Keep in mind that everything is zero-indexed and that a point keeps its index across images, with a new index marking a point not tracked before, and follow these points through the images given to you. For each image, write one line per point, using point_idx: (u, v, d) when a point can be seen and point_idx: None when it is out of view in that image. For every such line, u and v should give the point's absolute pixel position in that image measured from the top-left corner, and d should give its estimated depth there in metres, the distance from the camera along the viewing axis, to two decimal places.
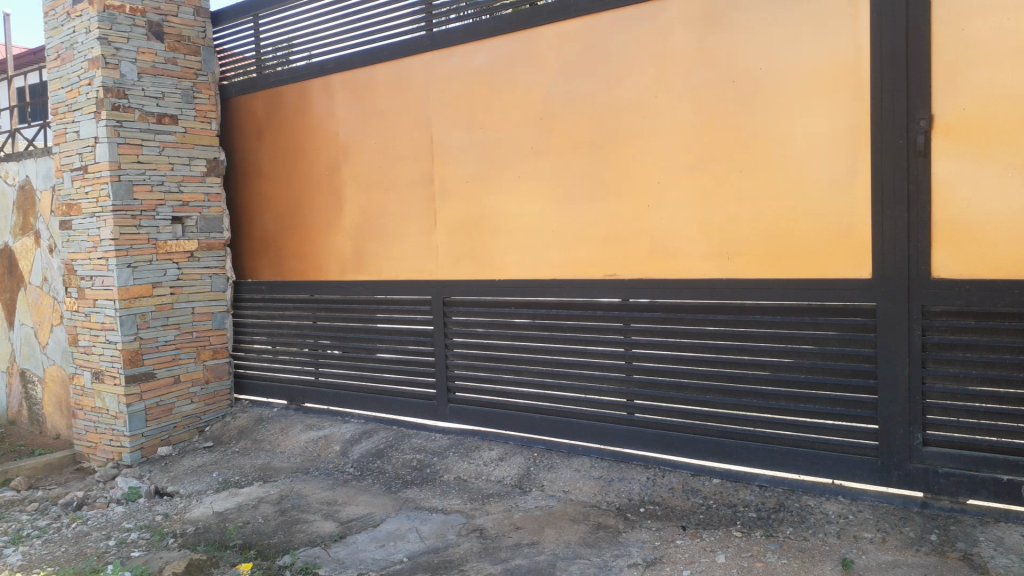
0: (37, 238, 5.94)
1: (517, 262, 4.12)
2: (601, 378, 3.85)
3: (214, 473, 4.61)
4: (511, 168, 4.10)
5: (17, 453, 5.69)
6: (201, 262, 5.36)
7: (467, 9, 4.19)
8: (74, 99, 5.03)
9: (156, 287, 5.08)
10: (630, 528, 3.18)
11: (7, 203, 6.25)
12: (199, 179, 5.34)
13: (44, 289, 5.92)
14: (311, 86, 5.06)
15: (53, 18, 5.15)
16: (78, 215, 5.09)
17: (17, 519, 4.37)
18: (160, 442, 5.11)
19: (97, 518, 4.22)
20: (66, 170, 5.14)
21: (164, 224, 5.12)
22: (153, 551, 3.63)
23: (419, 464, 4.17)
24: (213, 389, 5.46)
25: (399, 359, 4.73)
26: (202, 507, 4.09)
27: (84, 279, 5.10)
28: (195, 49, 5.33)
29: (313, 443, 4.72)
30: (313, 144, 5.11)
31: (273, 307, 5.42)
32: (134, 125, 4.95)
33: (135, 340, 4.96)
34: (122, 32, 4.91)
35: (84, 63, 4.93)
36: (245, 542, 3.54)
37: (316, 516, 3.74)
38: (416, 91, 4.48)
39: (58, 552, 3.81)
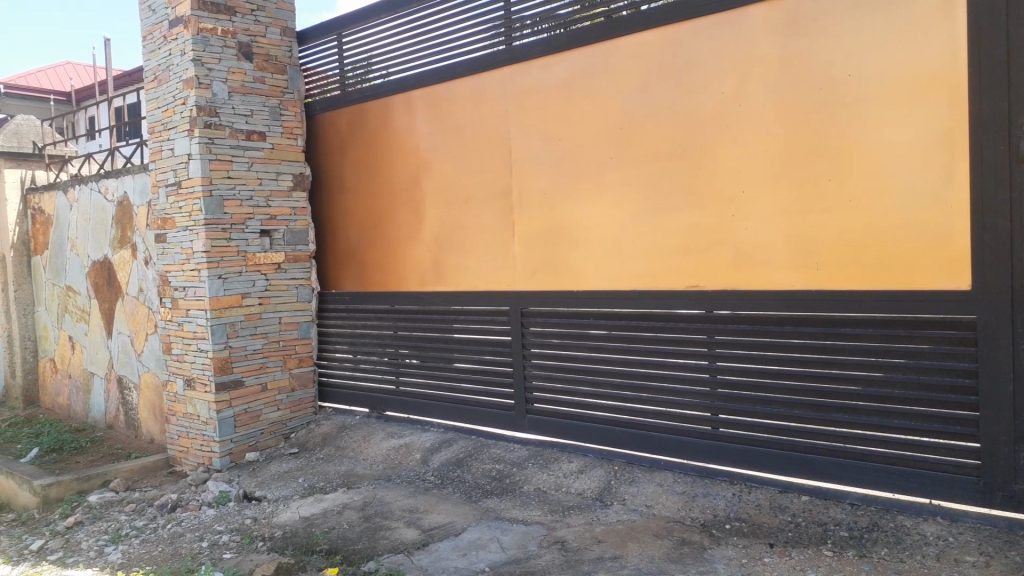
0: (134, 251, 6.23)
1: (597, 273, 4.11)
2: (683, 391, 3.79)
3: (300, 479, 4.74)
4: (591, 180, 4.10)
5: (116, 456, 5.97)
6: (288, 273, 5.53)
7: (543, 23, 4.24)
8: (169, 119, 5.27)
9: (245, 297, 5.26)
10: (715, 545, 3.12)
11: (107, 218, 6.58)
12: (286, 193, 5.51)
13: (140, 300, 6.21)
14: (392, 100, 5.16)
15: (151, 41, 5.41)
16: (172, 228, 5.32)
17: (116, 519, 4.66)
18: (249, 448, 5.27)
19: (191, 520, 4.40)
20: (161, 186, 5.39)
21: (253, 237, 5.31)
22: (244, 553, 3.75)
23: (498, 475, 4.19)
24: (299, 397, 5.61)
25: (478, 369, 4.77)
26: (289, 512, 4.20)
27: (178, 290, 5.32)
28: (282, 68, 5.52)
29: (395, 451, 4.80)
30: (394, 158, 5.21)
31: (356, 317, 5.54)
32: (225, 142, 5.15)
33: (226, 349, 5.14)
34: (214, 53, 5.12)
35: (179, 84, 5.16)
36: (331, 547, 3.62)
37: (399, 523, 3.79)
38: (494, 104, 4.52)
39: (155, 552, 4.00)
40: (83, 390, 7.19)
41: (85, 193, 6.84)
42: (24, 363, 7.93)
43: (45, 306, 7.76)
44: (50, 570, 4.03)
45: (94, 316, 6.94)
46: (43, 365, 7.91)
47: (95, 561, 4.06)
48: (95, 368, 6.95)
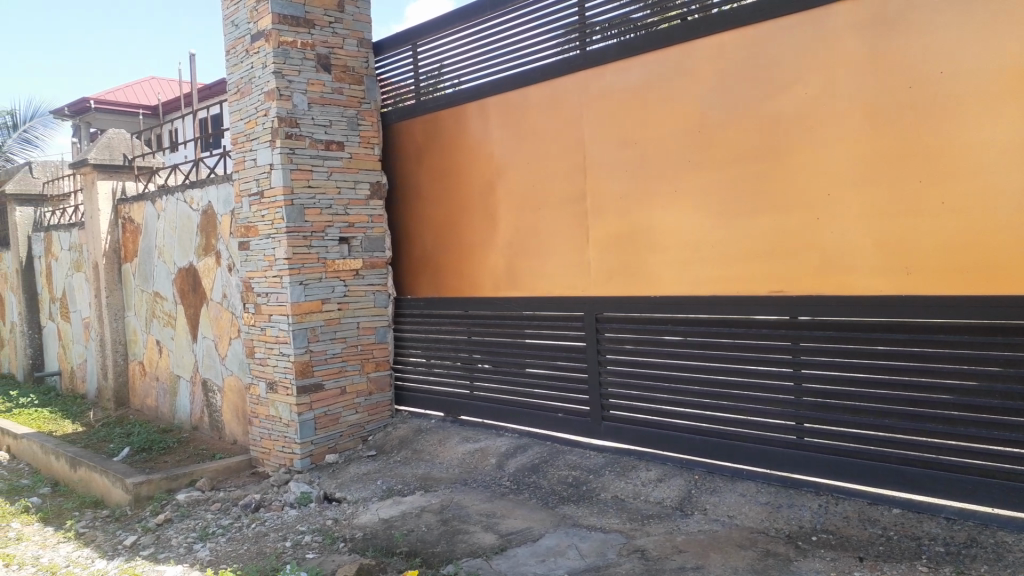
0: (218, 258, 6.45)
1: (675, 278, 4.06)
2: (766, 399, 3.71)
3: (379, 481, 4.81)
4: (669, 185, 4.05)
5: (201, 456, 6.18)
6: (365, 279, 5.64)
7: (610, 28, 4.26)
8: (252, 130, 5.44)
9: (325, 303, 5.38)
10: (802, 557, 3.05)
11: (192, 226, 6.83)
12: (364, 202, 5.62)
13: (224, 305, 6.42)
14: (467, 108, 5.21)
15: (234, 55, 5.59)
16: (255, 236, 5.48)
17: (203, 517, 4.83)
18: (328, 450, 5.39)
19: (274, 519, 4.52)
20: (245, 195, 5.56)
21: (333, 244, 5.43)
22: (326, 554, 3.84)
23: (575, 481, 4.17)
24: (376, 400, 5.70)
25: (553, 375, 4.76)
26: (368, 514, 4.27)
27: (260, 296, 5.48)
28: (359, 78, 5.64)
29: (470, 456, 4.83)
30: (468, 164, 5.26)
31: (431, 322, 5.60)
32: (305, 152, 5.29)
33: (307, 353, 5.26)
34: (294, 65, 5.26)
35: (261, 96, 5.31)
36: (410, 550, 3.67)
37: (477, 527, 3.81)
38: (569, 109, 4.52)
39: (242, 550, 4.13)
40: (169, 391, 7.47)
41: (172, 202, 7.11)
42: (115, 365, 8.29)
43: (134, 311, 8.10)
44: (144, 566, 4.21)
45: (180, 320, 7.21)
46: (133, 367, 8.25)
47: (185, 558, 4.23)
48: (181, 371, 7.22)
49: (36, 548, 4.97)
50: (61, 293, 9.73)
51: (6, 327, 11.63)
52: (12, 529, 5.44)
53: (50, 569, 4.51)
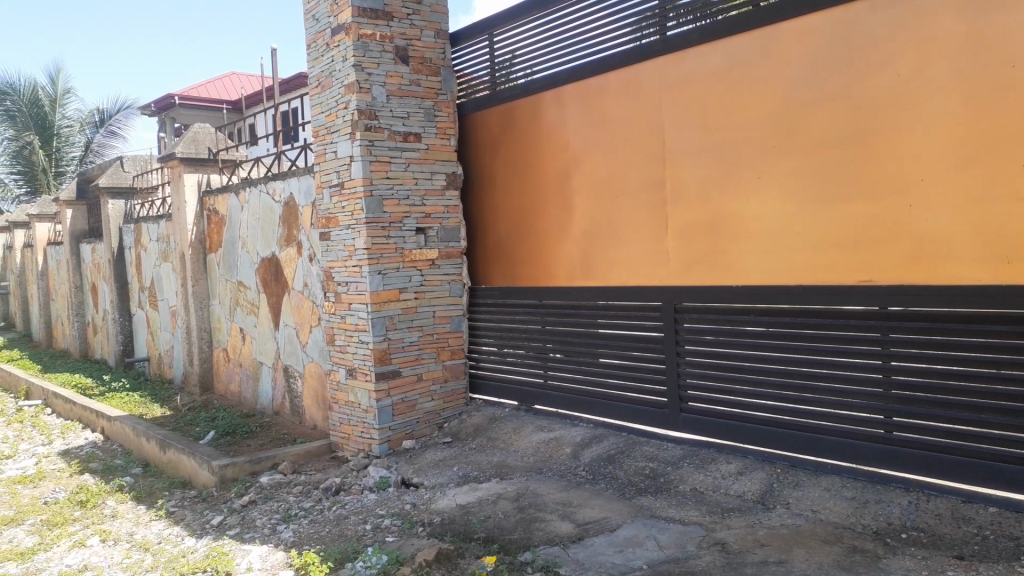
0: (299, 248, 6.62)
1: (757, 267, 3.98)
2: (852, 392, 3.60)
3: (455, 467, 4.87)
4: (751, 171, 3.98)
5: (283, 441, 6.36)
6: (441, 269, 5.70)
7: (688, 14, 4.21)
8: (332, 123, 5.55)
9: (402, 292, 5.47)
10: (891, 554, 2.96)
11: (274, 217, 7.02)
12: (440, 192, 5.68)
13: (305, 294, 6.59)
14: (542, 97, 5.19)
15: (315, 49, 5.71)
16: (335, 227, 5.61)
17: (286, 500, 4.98)
18: (406, 436, 5.48)
19: (354, 503, 4.64)
20: (325, 187, 5.69)
21: (410, 234, 5.51)
22: (405, 537, 3.91)
23: (652, 473, 4.14)
24: (451, 388, 5.77)
25: (629, 366, 4.72)
26: (445, 500, 4.33)
27: (340, 285, 5.61)
28: (436, 70, 5.68)
29: (545, 445, 4.84)
30: (543, 153, 5.25)
31: (505, 311, 5.62)
32: (384, 144, 5.37)
33: (385, 341, 5.36)
34: (374, 58, 5.34)
35: (341, 89, 5.42)
36: (488, 536, 3.72)
37: (554, 516, 3.83)
38: (648, 96, 4.47)
39: (324, 532, 4.24)
40: (252, 377, 7.71)
41: (255, 195, 7.32)
42: (200, 352, 8.60)
43: (219, 300, 8.38)
44: (231, 545, 4.38)
45: (263, 309, 7.43)
46: (217, 353, 8.55)
47: (270, 538, 4.38)
48: (264, 358, 7.44)
49: (131, 526, 5.21)
50: (150, 282, 10.14)
51: (99, 314, 12.19)
52: (108, 507, 5.72)
53: (144, 545, 4.73)
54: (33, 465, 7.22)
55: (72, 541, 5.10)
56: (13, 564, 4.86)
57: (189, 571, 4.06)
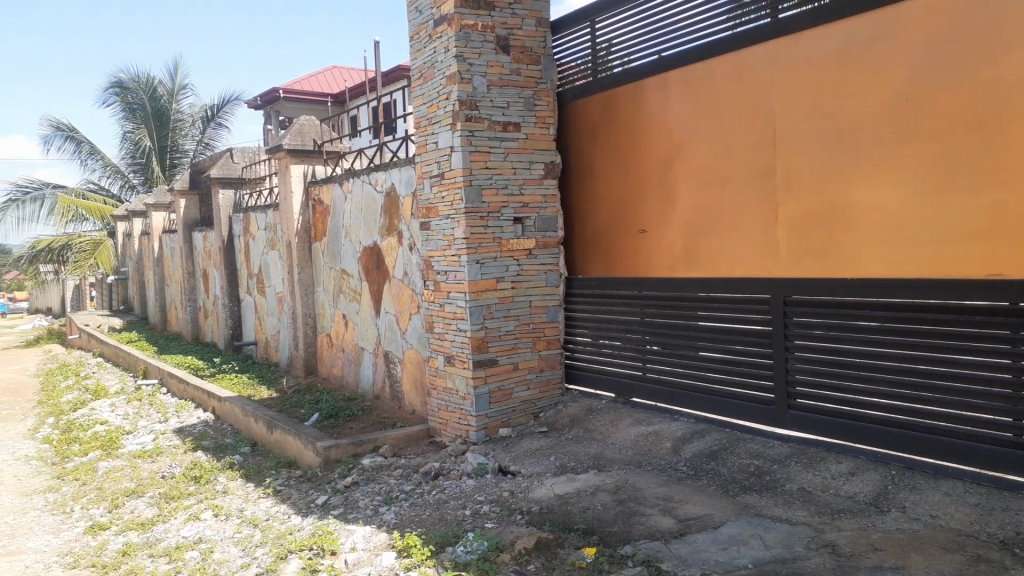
0: (400, 238, 6.75)
1: (873, 259, 3.81)
2: (977, 392, 3.41)
3: (552, 457, 4.87)
4: (868, 159, 3.80)
5: (383, 424, 6.52)
6: (538, 259, 5.69)
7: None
8: (434, 113, 5.62)
9: (499, 281, 5.50)
10: (1020, 566, 2.78)
11: (376, 207, 7.18)
12: (538, 181, 5.66)
13: (405, 282, 6.71)
14: (646, 84, 5.10)
15: (418, 41, 5.78)
16: (435, 217, 5.69)
17: (387, 482, 5.11)
18: (502, 424, 5.52)
19: (454, 488, 4.71)
20: (426, 177, 5.77)
21: (507, 224, 5.52)
22: (504, 524, 3.95)
23: (758, 470, 4.03)
24: (548, 377, 5.76)
25: (732, 360, 4.59)
26: (544, 489, 4.33)
27: (440, 274, 5.70)
28: (536, 58, 5.65)
29: (644, 438, 4.77)
30: (645, 141, 5.16)
31: (602, 302, 5.56)
32: (483, 134, 5.40)
33: (482, 329, 5.41)
34: (475, 48, 5.37)
35: (443, 80, 5.47)
36: (587, 527, 3.71)
37: (654, 510, 3.77)
38: (758, 81, 4.33)
39: (424, 515, 4.33)
40: (354, 362, 7.92)
41: (358, 185, 7.50)
42: (305, 337, 8.91)
43: (323, 286, 8.65)
44: (336, 524, 4.52)
45: (364, 296, 7.62)
46: (321, 338, 8.82)
47: (372, 519, 4.49)
48: (365, 344, 7.63)
49: (241, 502, 5.46)
50: (257, 269, 10.57)
51: (210, 299, 12.79)
52: (220, 482, 6.01)
53: (253, 521, 4.95)
54: (151, 440, 7.66)
55: (187, 514, 5.39)
56: (135, 533, 5.19)
57: (296, 548, 4.23)
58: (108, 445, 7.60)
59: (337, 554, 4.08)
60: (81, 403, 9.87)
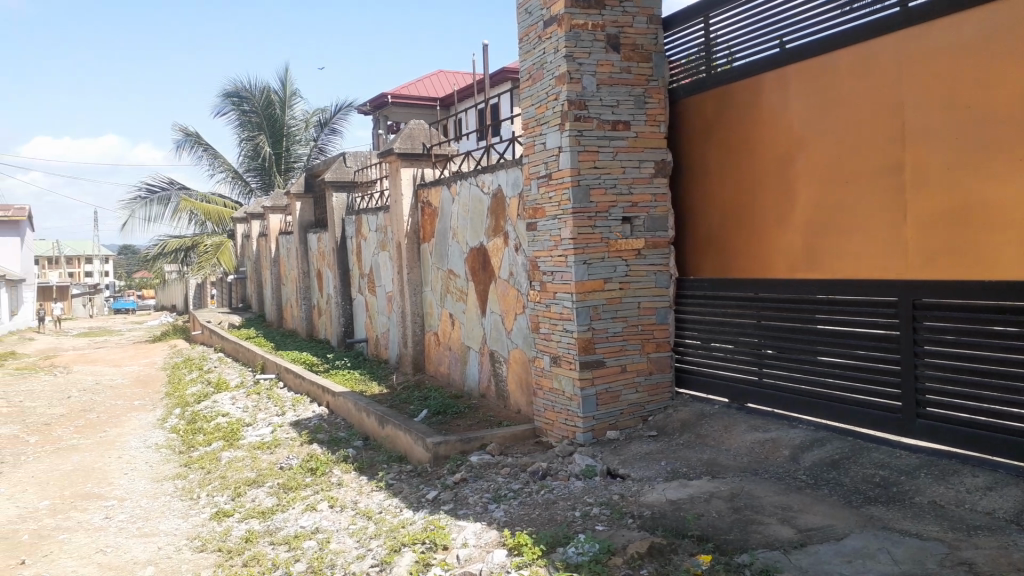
0: (506, 238, 6.80)
1: (1013, 260, 3.57)
2: None
3: (663, 462, 4.79)
4: (1008, 153, 3.57)
5: (490, 423, 6.58)
6: (647, 259, 5.61)
7: None
8: (542, 114, 5.63)
9: (607, 282, 5.46)
10: None
11: (483, 208, 7.26)
12: (648, 180, 5.58)
13: (511, 282, 6.76)
14: (764, 79, 4.94)
15: (527, 42, 5.81)
16: (542, 217, 5.70)
17: (495, 480, 5.15)
18: (609, 426, 5.47)
19: (562, 489, 4.71)
20: (534, 178, 5.79)
21: (616, 224, 5.48)
22: (615, 527, 3.91)
23: (884, 482, 3.84)
24: (657, 380, 5.67)
25: (854, 365, 4.39)
26: (655, 493, 4.26)
27: (547, 274, 5.71)
28: (648, 56, 5.56)
29: (760, 445, 4.62)
30: (762, 138, 5.01)
31: (715, 305, 5.43)
32: (592, 133, 5.38)
33: (589, 330, 5.39)
34: (585, 47, 5.35)
35: (552, 81, 5.48)
36: (702, 534, 3.63)
37: (773, 519, 3.66)
38: (885, 73, 4.13)
39: (534, 515, 4.34)
40: (461, 361, 8.04)
41: (466, 186, 7.60)
42: (413, 336, 9.10)
43: (431, 287, 8.81)
44: (447, 519, 4.59)
45: (471, 296, 7.72)
46: (428, 337, 8.99)
47: (482, 516, 4.54)
48: (471, 343, 7.72)
49: (355, 494, 5.63)
50: (368, 269, 10.87)
51: (323, 298, 13.26)
52: (335, 474, 6.21)
53: (367, 513, 5.09)
54: (270, 432, 8.00)
55: (304, 504, 5.60)
56: (256, 521, 5.44)
57: (409, 541, 4.32)
58: (230, 436, 7.99)
59: (449, 549, 4.15)
60: (205, 396, 10.42)
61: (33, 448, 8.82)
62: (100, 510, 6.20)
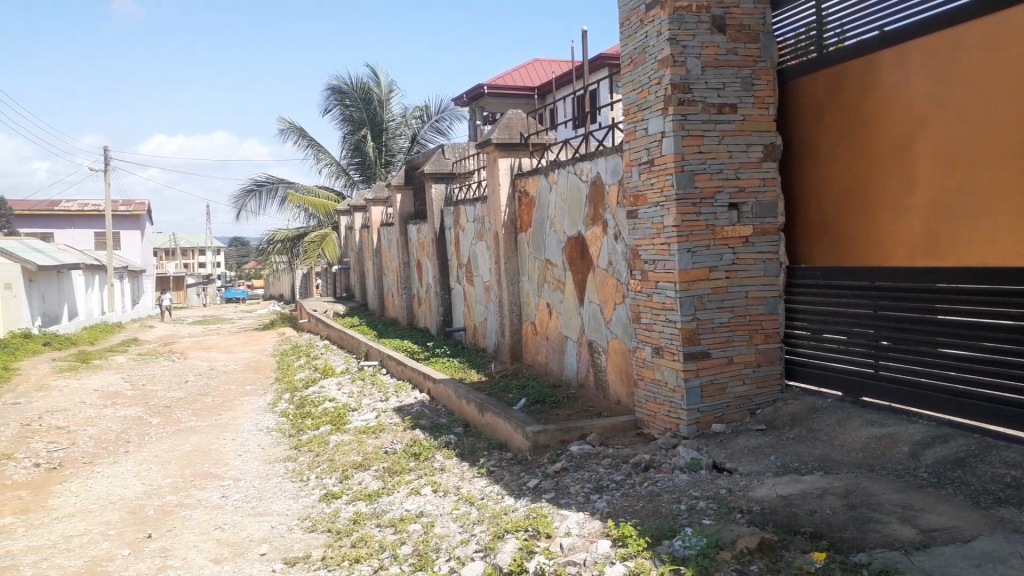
0: (605, 227, 6.74)
1: None
2: None
3: (772, 457, 4.65)
4: None
5: (589, 413, 6.55)
6: (755, 247, 5.44)
7: None
8: (644, 99, 5.53)
9: (713, 271, 5.33)
10: None
11: (581, 197, 7.21)
12: (756, 165, 5.40)
13: (610, 271, 6.69)
14: (882, 57, 4.68)
15: (628, 27, 5.72)
16: (644, 205, 5.61)
17: (597, 470, 5.12)
18: (715, 419, 5.35)
19: (666, 481, 4.63)
20: (635, 164, 5.71)
21: (722, 211, 5.33)
22: (723, 522, 3.82)
23: (1016, 482, 3.61)
24: (765, 373, 5.50)
25: (982, 358, 4.13)
26: (764, 488, 4.14)
27: (648, 263, 5.61)
28: (755, 36, 5.38)
29: (876, 441, 4.42)
30: (879, 119, 4.76)
31: (826, 294, 5.21)
32: (697, 117, 5.24)
33: (694, 321, 5.27)
34: (689, 30, 5.23)
35: (655, 64, 5.37)
36: (815, 531, 3.50)
37: (891, 518, 3.49)
38: (1018, 47, 3.85)
39: (638, 506, 4.29)
40: (559, 350, 8.02)
41: (564, 175, 7.56)
42: (511, 325, 9.13)
43: (528, 276, 8.82)
44: (549, 508, 4.60)
45: (568, 286, 7.69)
46: (526, 326, 9.01)
47: (585, 506, 4.52)
48: (570, 332, 7.70)
49: (457, 480, 5.71)
50: (467, 259, 10.99)
51: (423, 288, 13.51)
52: (437, 460, 6.32)
53: (470, 499, 5.16)
54: (374, 418, 8.22)
55: (408, 488, 5.72)
56: (363, 503, 5.60)
57: (513, 529, 4.35)
58: (336, 421, 8.25)
59: (552, 537, 4.14)
60: (313, 382, 10.79)
61: (156, 429, 9.35)
62: (217, 489, 6.52)
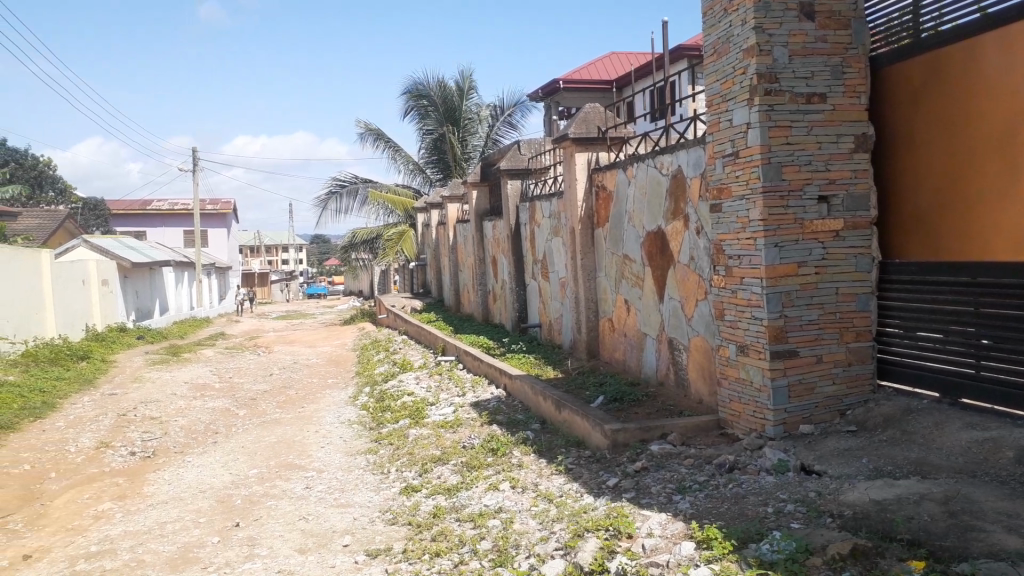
0: (686, 221, 6.61)
1: None
2: None
3: (864, 460, 4.47)
4: None
5: (670, 412, 6.44)
6: (846, 241, 5.23)
7: None
8: (728, 90, 5.39)
9: (801, 266, 5.16)
10: None
11: (661, 191, 7.09)
12: (847, 156, 5.20)
13: (692, 267, 6.55)
14: (985, 40, 4.43)
15: (711, 16, 5.59)
16: (728, 198, 5.47)
17: (678, 470, 5.02)
18: (803, 420, 5.18)
19: (751, 483, 4.51)
20: (719, 157, 5.57)
21: (811, 204, 5.15)
22: (812, 526, 3.69)
23: None
24: (856, 372, 5.29)
25: None
26: (856, 492, 3.96)
27: (732, 259, 5.47)
28: (845, 22, 5.17)
29: (977, 445, 4.19)
30: (981, 107, 4.52)
31: (922, 290, 4.96)
32: (784, 107, 5.08)
33: (781, 317, 5.11)
34: (776, 18, 5.07)
35: (740, 54, 5.22)
36: (913, 538, 3.34)
37: (995, 527, 3.30)
38: None
39: (723, 508, 4.18)
40: (637, 347, 7.91)
41: (643, 169, 7.45)
42: (588, 321, 9.04)
43: (606, 272, 8.73)
44: (630, 507, 4.53)
45: (648, 282, 7.57)
46: (603, 323, 8.92)
47: (667, 506, 4.44)
48: (649, 329, 7.58)
49: (536, 476, 5.69)
50: (543, 254, 10.97)
51: (499, 284, 13.54)
52: (515, 455, 6.32)
53: (548, 496, 5.13)
54: (451, 412, 8.28)
55: (487, 483, 5.74)
56: (443, 497, 5.65)
57: (592, 527, 4.30)
58: (415, 415, 8.35)
59: (634, 537, 4.08)
60: (392, 376, 10.95)
61: (242, 420, 9.65)
62: (301, 480, 6.68)
